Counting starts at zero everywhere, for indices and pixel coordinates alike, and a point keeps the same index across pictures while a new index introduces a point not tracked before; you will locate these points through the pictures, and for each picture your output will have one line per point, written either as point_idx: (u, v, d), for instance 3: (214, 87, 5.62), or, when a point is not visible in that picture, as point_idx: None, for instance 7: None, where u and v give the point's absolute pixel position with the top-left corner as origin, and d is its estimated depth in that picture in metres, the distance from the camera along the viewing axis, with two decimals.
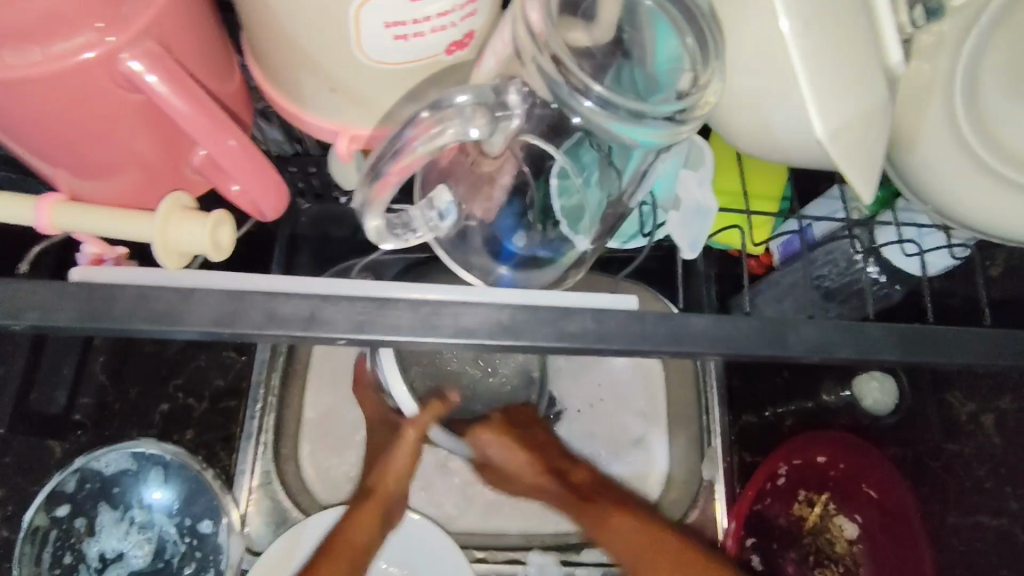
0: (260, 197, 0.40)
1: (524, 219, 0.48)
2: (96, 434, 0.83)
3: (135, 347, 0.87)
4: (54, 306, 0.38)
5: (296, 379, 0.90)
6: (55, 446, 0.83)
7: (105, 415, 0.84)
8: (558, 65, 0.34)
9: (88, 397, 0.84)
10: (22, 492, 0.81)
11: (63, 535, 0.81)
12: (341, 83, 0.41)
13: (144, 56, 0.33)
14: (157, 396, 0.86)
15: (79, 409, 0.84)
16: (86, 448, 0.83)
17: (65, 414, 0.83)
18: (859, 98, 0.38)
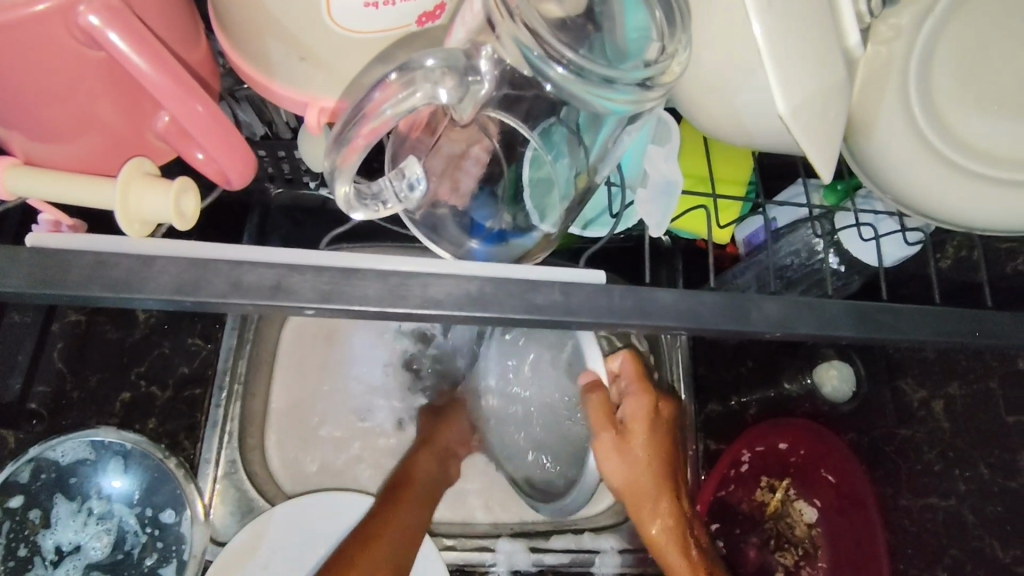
0: (225, 164, 0.39)
1: (497, 202, 0.49)
2: (53, 424, 0.80)
3: (96, 335, 0.83)
4: (8, 271, 0.37)
5: (263, 365, 0.89)
6: (9, 436, 0.80)
7: (62, 404, 0.81)
8: (527, 31, 0.33)
9: (46, 385, 0.81)
10: None
11: (16, 527, 0.78)
12: (310, 50, 0.40)
13: (103, 10, 0.32)
14: (119, 384, 0.83)
15: (35, 398, 0.80)
16: (42, 437, 0.80)
17: (20, 403, 0.80)
18: (819, 75, 0.39)
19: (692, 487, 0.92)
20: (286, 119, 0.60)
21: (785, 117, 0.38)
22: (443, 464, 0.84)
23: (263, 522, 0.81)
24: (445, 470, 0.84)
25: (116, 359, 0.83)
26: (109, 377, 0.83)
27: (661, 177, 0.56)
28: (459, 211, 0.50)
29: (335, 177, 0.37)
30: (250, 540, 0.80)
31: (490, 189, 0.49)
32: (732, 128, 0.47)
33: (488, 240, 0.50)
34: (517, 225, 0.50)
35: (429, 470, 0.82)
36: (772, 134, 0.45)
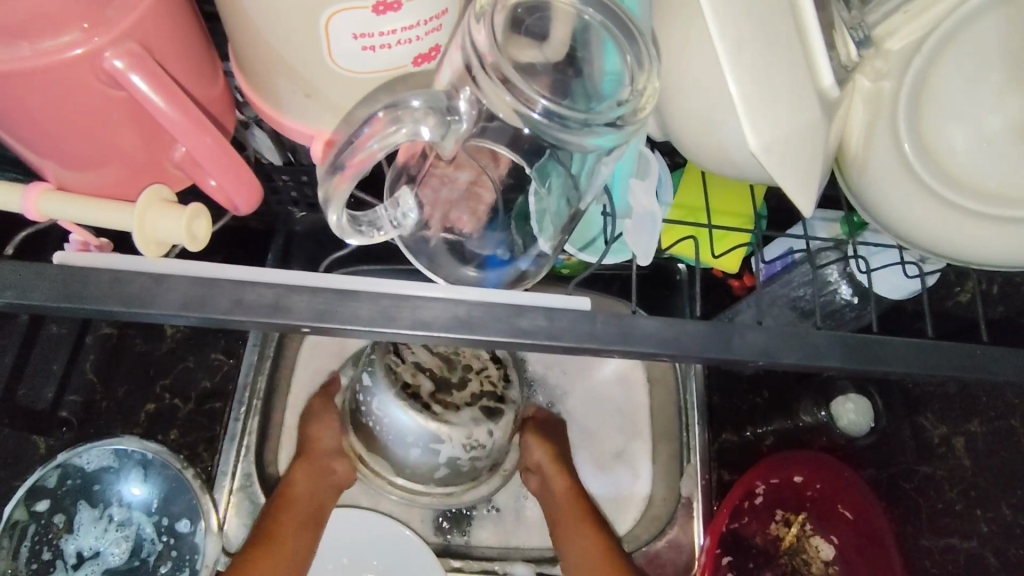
0: (232, 191, 0.42)
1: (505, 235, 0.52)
2: (82, 432, 0.85)
3: (125, 346, 0.88)
4: (33, 285, 0.40)
5: (280, 386, 0.93)
6: (40, 442, 0.84)
7: (91, 414, 0.85)
8: (502, 83, 0.35)
9: (77, 394, 0.85)
10: (5, 486, 0.82)
11: (41, 530, 0.82)
12: (314, 88, 0.44)
13: (127, 55, 0.36)
14: (145, 395, 0.87)
15: (66, 406, 0.85)
16: (71, 444, 0.84)
17: (52, 411, 0.84)
18: (794, 115, 0.41)
19: (705, 516, 0.90)
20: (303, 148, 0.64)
21: (756, 152, 0.40)
22: (326, 470, 0.82)
23: None
24: (335, 474, 0.83)
25: (143, 371, 0.88)
26: (136, 388, 0.87)
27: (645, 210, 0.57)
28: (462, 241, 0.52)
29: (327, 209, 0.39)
30: None
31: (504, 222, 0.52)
32: (715, 159, 0.48)
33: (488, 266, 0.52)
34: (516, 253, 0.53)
35: (308, 484, 0.81)
36: (752, 166, 0.47)
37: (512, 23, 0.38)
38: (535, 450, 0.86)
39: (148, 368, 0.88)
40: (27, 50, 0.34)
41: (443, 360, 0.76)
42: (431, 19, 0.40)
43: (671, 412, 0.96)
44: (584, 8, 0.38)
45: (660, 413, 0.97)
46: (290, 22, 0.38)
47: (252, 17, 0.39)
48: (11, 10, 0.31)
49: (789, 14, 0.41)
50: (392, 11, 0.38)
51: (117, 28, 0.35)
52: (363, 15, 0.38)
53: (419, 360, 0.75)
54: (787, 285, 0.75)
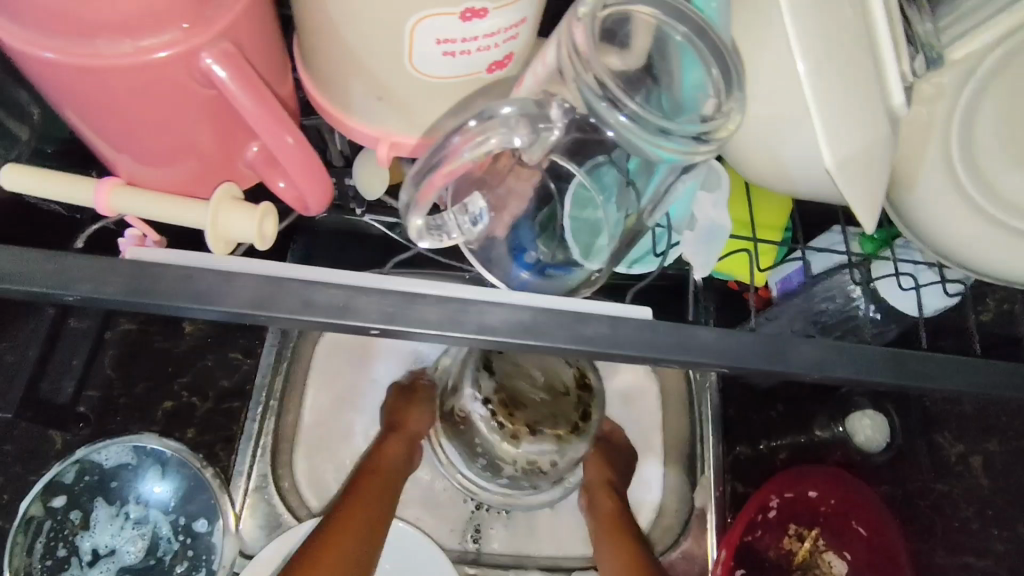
0: (307, 191, 0.42)
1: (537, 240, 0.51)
2: (100, 428, 0.84)
3: (147, 343, 0.88)
4: (104, 279, 0.40)
5: (296, 385, 0.92)
6: (57, 438, 0.83)
7: (109, 409, 0.85)
8: (595, 83, 0.36)
9: (95, 390, 0.85)
10: (20, 480, 0.81)
11: (57, 526, 0.82)
12: (387, 91, 0.44)
13: (220, 55, 0.36)
14: (163, 392, 0.86)
15: (84, 402, 0.84)
16: (88, 441, 0.84)
17: (70, 405, 0.83)
18: (866, 132, 0.41)
19: (717, 529, 0.91)
20: (339, 147, 0.65)
21: (831, 168, 0.41)
22: (409, 454, 0.85)
23: (285, 540, 0.81)
24: (409, 464, 0.85)
25: (162, 369, 0.87)
26: (154, 386, 0.86)
27: (707, 221, 0.57)
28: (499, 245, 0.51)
29: (410, 212, 0.40)
30: (274, 554, 0.81)
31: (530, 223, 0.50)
32: (774, 173, 0.49)
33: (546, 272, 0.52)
34: (559, 260, 0.52)
35: (397, 458, 0.83)
36: (813, 181, 0.47)
37: (605, 32, 0.38)
38: (589, 468, 0.89)
39: (167, 365, 0.88)
40: (127, 46, 0.34)
41: (533, 372, 0.83)
42: (510, 27, 0.40)
43: (683, 411, 0.96)
44: (675, 23, 0.38)
45: (675, 420, 0.97)
46: (377, 25, 0.39)
47: (337, 20, 0.40)
48: (122, 5, 0.31)
49: (864, 34, 0.41)
50: (479, 18, 0.38)
51: (216, 27, 0.35)
52: (449, 21, 0.38)
53: (504, 371, 0.83)
54: (808, 301, 0.75)
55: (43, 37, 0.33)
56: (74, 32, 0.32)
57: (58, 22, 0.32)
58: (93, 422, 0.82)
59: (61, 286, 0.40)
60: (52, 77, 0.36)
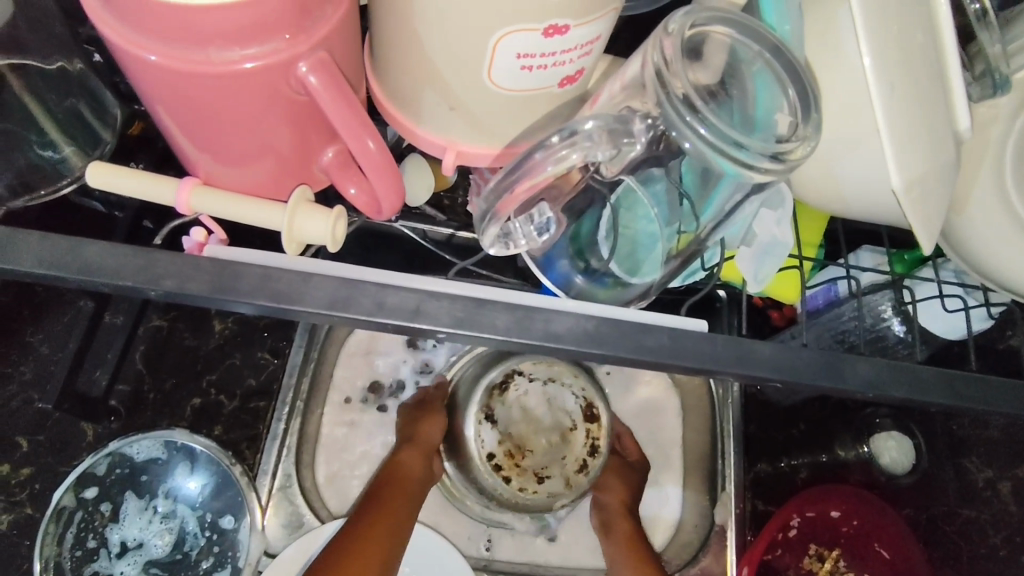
0: (381, 197, 0.43)
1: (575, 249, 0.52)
2: (129, 422, 0.85)
3: (175, 339, 0.87)
4: (190, 277, 0.42)
5: (322, 386, 0.92)
6: (88, 429, 0.84)
7: (139, 403, 0.85)
8: (677, 96, 0.36)
9: (126, 383, 0.85)
10: (51, 470, 0.83)
11: (86, 517, 0.83)
12: (461, 102, 0.45)
13: (316, 64, 0.37)
14: (191, 389, 0.86)
15: (115, 395, 0.85)
16: (118, 434, 0.85)
17: (102, 398, 0.83)
18: (932, 157, 0.42)
19: (738, 549, 0.90)
20: None
21: (898, 191, 0.41)
22: (428, 461, 0.84)
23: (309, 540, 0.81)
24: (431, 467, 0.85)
25: (191, 365, 0.87)
26: (184, 381, 0.86)
27: (767, 238, 0.56)
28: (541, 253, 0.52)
29: (485, 222, 0.42)
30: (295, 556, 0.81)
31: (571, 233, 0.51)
32: (832, 193, 0.50)
33: (599, 282, 0.52)
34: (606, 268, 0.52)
35: (417, 465, 0.83)
36: (871, 202, 0.48)
37: (689, 49, 0.39)
38: (609, 492, 0.88)
39: (195, 362, 0.88)
40: (234, 54, 0.35)
41: (539, 415, 0.91)
42: (587, 43, 0.41)
43: (705, 432, 0.96)
44: (751, 42, 0.39)
45: (694, 433, 0.97)
46: (462, 39, 0.40)
47: (422, 34, 0.41)
48: (238, 15, 0.33)
49: (934, 60, 0.42)
50: (560, 35, 0.39)
51: (316, 37, 0.36)
52: (533, 37, 0.39)
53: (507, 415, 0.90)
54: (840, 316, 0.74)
55: (155, 44, 0.35)
56: (186, 40, 0.34)
57: (172, 30, 0.33)
58: (125, 416, 0.83)
59: (148, 281, 0.41)
60: (155, 80, 0.37)
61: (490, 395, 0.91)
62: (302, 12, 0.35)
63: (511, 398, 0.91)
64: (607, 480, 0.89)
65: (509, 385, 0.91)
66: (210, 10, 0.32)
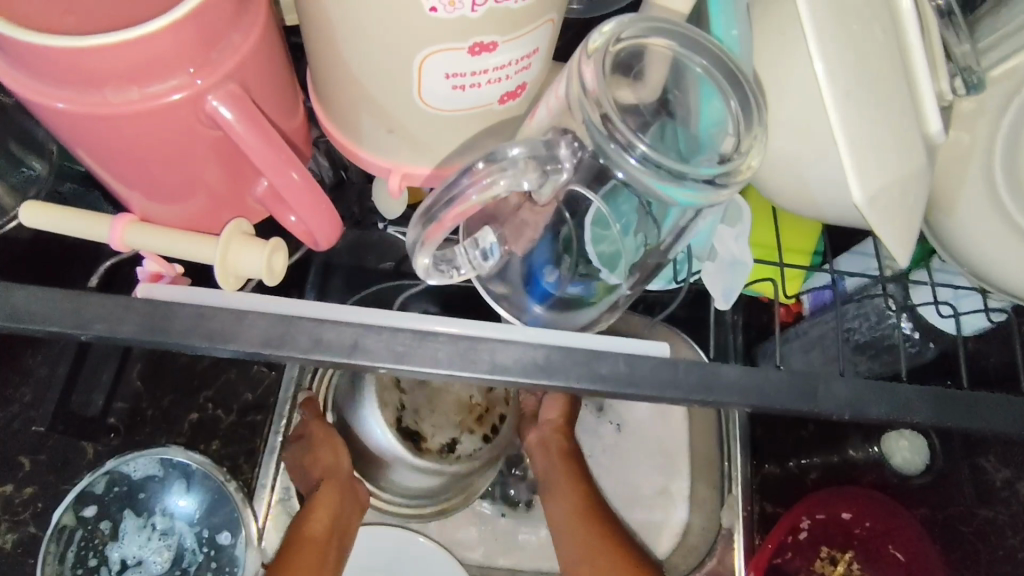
0: (314, 228, 0.42)
1: (558, 255, 0.48)
2: (129, 440, 0.82)
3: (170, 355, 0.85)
4: (119, 320, 0.40)
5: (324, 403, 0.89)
6: (88, 448, 0.82)
7: (137, 420, 0.83)
8: (604, 120, 0.34)
9: (125, 402, 0.82)
10: (54, 488, 0.80)
11: (87, 536, 0.80)
12: (397, 125, 0.43)
13: (226, 96, 0.36)
14: (189, 405, 0.85)
15: (113, 414, 0.81)
16: (118, 452, 0.82)
17: (100, 418, 0.80)
18: (898, 165, 0.39)
19: (747, 550, 0.84)
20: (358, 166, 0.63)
21: (860, 206, 0.38)
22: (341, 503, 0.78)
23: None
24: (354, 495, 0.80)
25: (187, 381, 0.85)
26: (180, 399, 0.84)
27: (729, 257, 0.53)
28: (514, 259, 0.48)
29: (417, 251, 0.40)
30: None
31: (554, 235, 0.47)
32: (799, 204, 0.47)
33: (578, 289, 0.49)
34: (578, 273, 0.48)
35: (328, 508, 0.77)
36: (839, 211, 0.45)
37: (620, 65, 0.36)
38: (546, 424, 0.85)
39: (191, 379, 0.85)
40: (134, 93, 0.34)
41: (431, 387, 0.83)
42: (522, 59, 0.39)
43: (712, 438, 0.90)
44: (692, 55, 0.37)
45: (701, 441, 0.91)
46: (384, 63, 0.38)
47: (344, 58, 0.39)
48: (128, 56, 0.31)
49: (897, 61, 0.39)
50: (487, 53, 0.37)
51: (220, 71, 0.35)
52: (458, 56, 0.37)
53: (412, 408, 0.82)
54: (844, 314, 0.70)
55: (51, 87, 0.33)
56: (81, 82, 0.33)
57: (65, 73, 0.32)
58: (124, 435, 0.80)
59: (77, 325, 0.40)
60: (64, 125, 0.36)
61: (411, 436, 0.81)
62: (202, 45, 0.33)
63: (422, 429, 0.81)
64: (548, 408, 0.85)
65: (408, 414, 0.81)
66: (97, 51, 0.31)
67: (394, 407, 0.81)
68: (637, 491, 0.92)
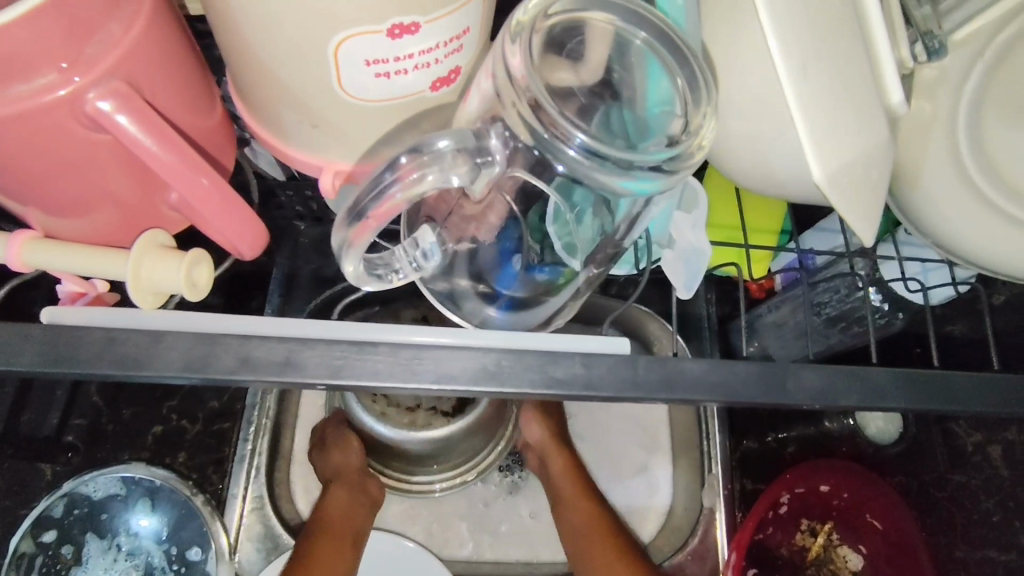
0: (234, 235, 0.38)
1: (520, 246, 0.45)
2: (90, 457, 0.77)
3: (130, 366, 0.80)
4: (19, 350, 0.37)
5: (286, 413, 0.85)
6: (46, 469, 0.76)
7: (98, 438, 0.77)
8: (534, 109, 0.31)
9: (83, 418, 0.77)
10: (11, 515, 0.75)
11: (48, 562, 0.74)
12: (321, 118, 0.39)
13: (111, 95, 0.32)
14: (151, 417, 0.79)
15: (71, 431, 0.77)
16: (79, 471, 0.76)
17: (56, 437, 0.76)
18: (857, 142, 0.36)
19: (728, 527, 0.83)
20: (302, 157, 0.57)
21: (822, 184, 0.36)
22: (357, 496, 0.75)
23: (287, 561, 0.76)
24: (369, 495, 0.76)
25: (149, 393, 0.80)
26: (142, 411, 0.79)
27: (687, 246, 0.51)
28: (476, 251, 0.45)
29: (344, 256, 0.36)
30: None
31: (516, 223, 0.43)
32: (758, 184, 0.44)
33: (543, 275, 0.46)
34: (545, 261, 0.46)
35: (342, 510, 0.73)
36: (798, 191, 0.42)
37: (551, 45, 0.33)
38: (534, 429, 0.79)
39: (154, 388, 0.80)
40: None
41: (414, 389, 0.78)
42: (451, 41, 0.36)
43: (690, 421, 0.89)
44: (634, 28, 0.34)
45: (681, 417, 0.90)
46: (296, 52, 0.34)
47: (252, 48, 0.35)
48: None
49: (853, 29, 0.36)
50: (409, 35, 0.33)
51: (99, 67, 0.31)
52: (374, 40, 0.33)
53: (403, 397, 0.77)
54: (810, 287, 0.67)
55: None
56: None
57: None
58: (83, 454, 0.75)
59: None
60: None
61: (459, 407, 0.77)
62: (72, 38, 0.29)
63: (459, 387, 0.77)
64: (526, 421, 0.79)
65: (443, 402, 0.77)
66: None
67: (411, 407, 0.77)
68: (618, 472, 0.88)
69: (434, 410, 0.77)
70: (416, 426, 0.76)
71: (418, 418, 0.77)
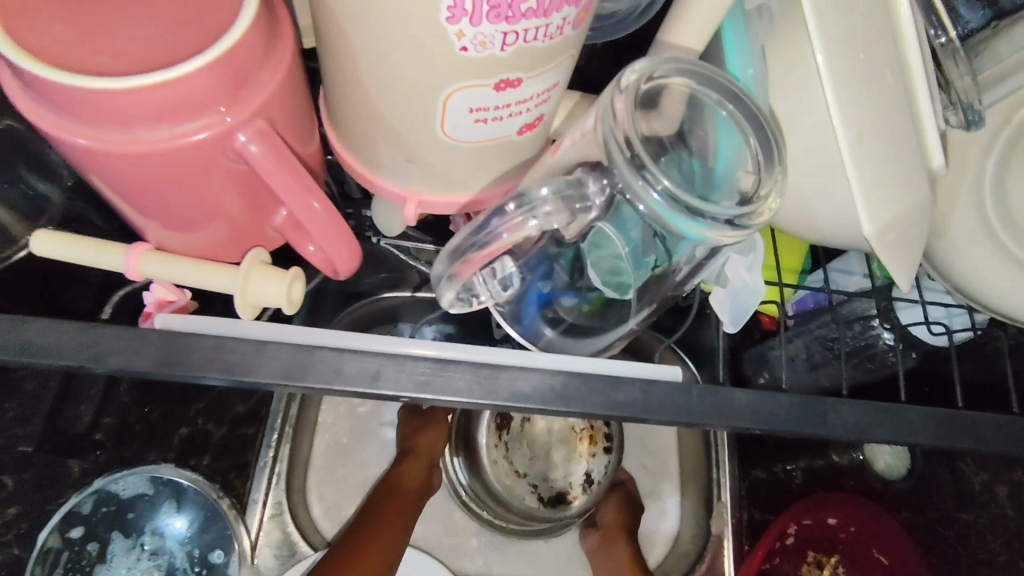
0: (335, 255, 0.42)
1: (559, 273, 0.48)
2: (116, 456, 0.72)
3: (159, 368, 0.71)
4: (136, 352, 0.40)
5: (308, 422, 0.87)
6: (73, 466, 0.69)
7: (126, 437, 0.72)
8: (630, 157, 0.35)
9: (113, 417, 0.69)
10: (37, 511, 0.68)
11: (73, 558, 0.72)
12: (416, 153, 0.43)
13: (253, 132, 0.36)
14: (179, 420, 0.74)
15: (100, 430, 0.69)
16: (107, 468, 0.72)
17: (87, 434, 0.68)
18: (902, 199, 0.40)
19: (734, 557, 0.86)
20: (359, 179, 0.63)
21: (871, 238, 0.40)
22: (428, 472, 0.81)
23: None
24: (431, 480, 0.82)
25: (177, 394, 0.73)
26: (170, 413, 0.73)
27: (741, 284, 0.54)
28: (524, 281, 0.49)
29: (444, 284, 0.43)
30: None
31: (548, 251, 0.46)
32: (805, 230, 0.48)
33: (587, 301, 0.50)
34: (578, 287, 0.49)
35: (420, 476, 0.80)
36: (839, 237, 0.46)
37: (645, 102, 0.38)
38: (606, 511, 0.87)
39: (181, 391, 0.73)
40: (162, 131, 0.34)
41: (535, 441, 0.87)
42: (543, 92, 0.40)
43: (699, 447, 0.91)
44: (709, 91, 0.38)
45: (688, 442, 0.92)
46: (411, 98, 0.38)
47: (368, 91, 0.39)
48: (161, 97, 0.32)
49: (905, 98, 0.41)
50: (512, 89, 0.38)
51: (250, 108, 0.35)
52: (482, 92, 0.37)
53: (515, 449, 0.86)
54: (828, 321, 0.71)
55: (74, 123, 0.33)
56: (110, 119, 0.32)
57: (95, 111, 0.32)
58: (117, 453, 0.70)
59: (92, 358, 0.40)
60: (89, 163, 0.36)
61: (555, 499, 0.85)
62: (233, 85, 0.34)
63: (562, 485, 0.86)
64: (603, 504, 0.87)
65: (542, 487, 0.85)
66: (134, 91, 0.30)
67: (519, 472, 0.85)
68: None
69: (532, 489, 0.85)
70: (510, 488, 0.84)
71: (517, 487, 0.85)
